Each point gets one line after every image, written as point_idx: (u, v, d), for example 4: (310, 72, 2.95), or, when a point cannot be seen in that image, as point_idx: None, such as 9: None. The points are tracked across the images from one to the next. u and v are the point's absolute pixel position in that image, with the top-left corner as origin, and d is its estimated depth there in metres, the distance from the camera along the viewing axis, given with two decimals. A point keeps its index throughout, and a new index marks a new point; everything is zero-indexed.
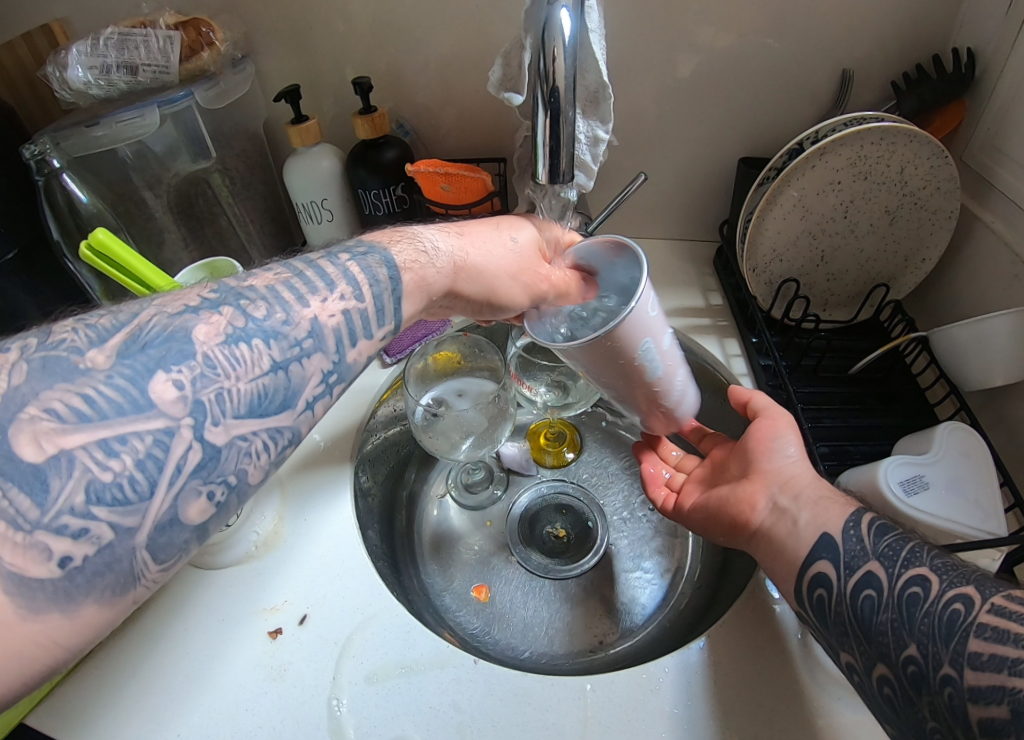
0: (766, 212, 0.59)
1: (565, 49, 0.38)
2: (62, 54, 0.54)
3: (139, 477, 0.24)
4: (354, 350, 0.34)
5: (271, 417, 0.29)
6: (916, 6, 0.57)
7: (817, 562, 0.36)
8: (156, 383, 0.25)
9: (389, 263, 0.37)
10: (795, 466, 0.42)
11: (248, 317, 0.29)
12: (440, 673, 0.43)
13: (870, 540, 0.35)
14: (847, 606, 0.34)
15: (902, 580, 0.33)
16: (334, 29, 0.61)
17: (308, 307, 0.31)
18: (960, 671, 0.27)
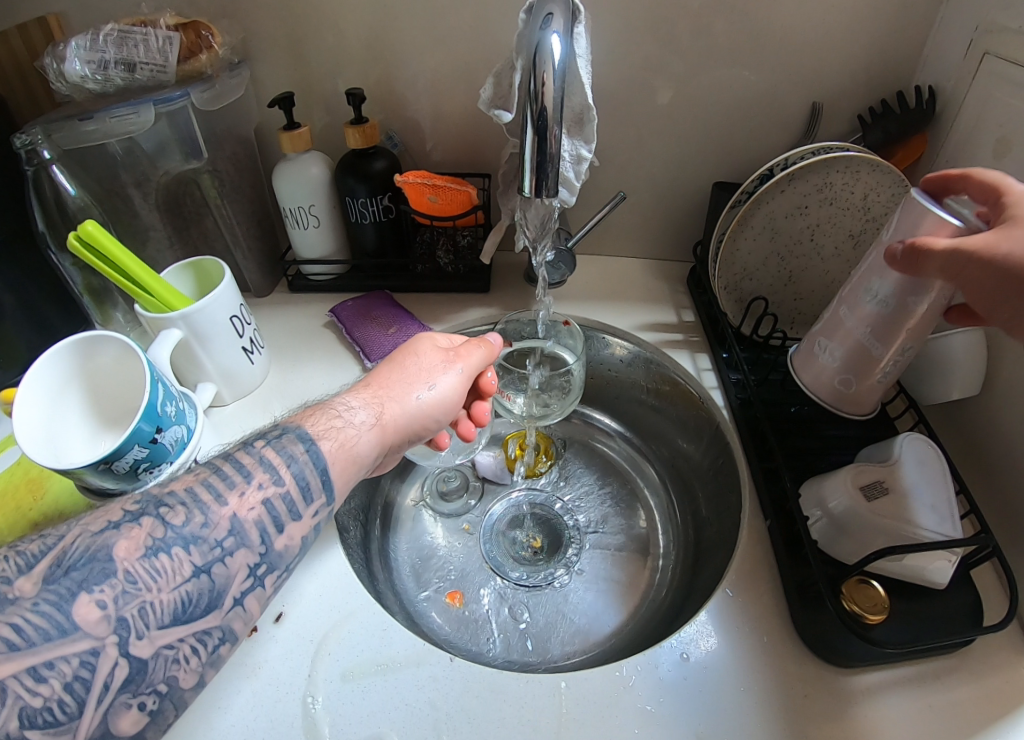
0: (738, 233, 0.62)
1: (554, 72, 0.40)
2: (61, 47, 0.55)
3: (67, 699, 0.26)
4: (284, 537, 0.35)
5: (197, 621, 0.30)
6: (878, 47, 0.62)
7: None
8: (80, 605, 0.27)
9: (305, 436, 0.38)
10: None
11: (167, 525, 0.31)
12: (417, 670, 0.44)
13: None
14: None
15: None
16: (329, 40, 0.63)
17: (227, 504, 0.33)
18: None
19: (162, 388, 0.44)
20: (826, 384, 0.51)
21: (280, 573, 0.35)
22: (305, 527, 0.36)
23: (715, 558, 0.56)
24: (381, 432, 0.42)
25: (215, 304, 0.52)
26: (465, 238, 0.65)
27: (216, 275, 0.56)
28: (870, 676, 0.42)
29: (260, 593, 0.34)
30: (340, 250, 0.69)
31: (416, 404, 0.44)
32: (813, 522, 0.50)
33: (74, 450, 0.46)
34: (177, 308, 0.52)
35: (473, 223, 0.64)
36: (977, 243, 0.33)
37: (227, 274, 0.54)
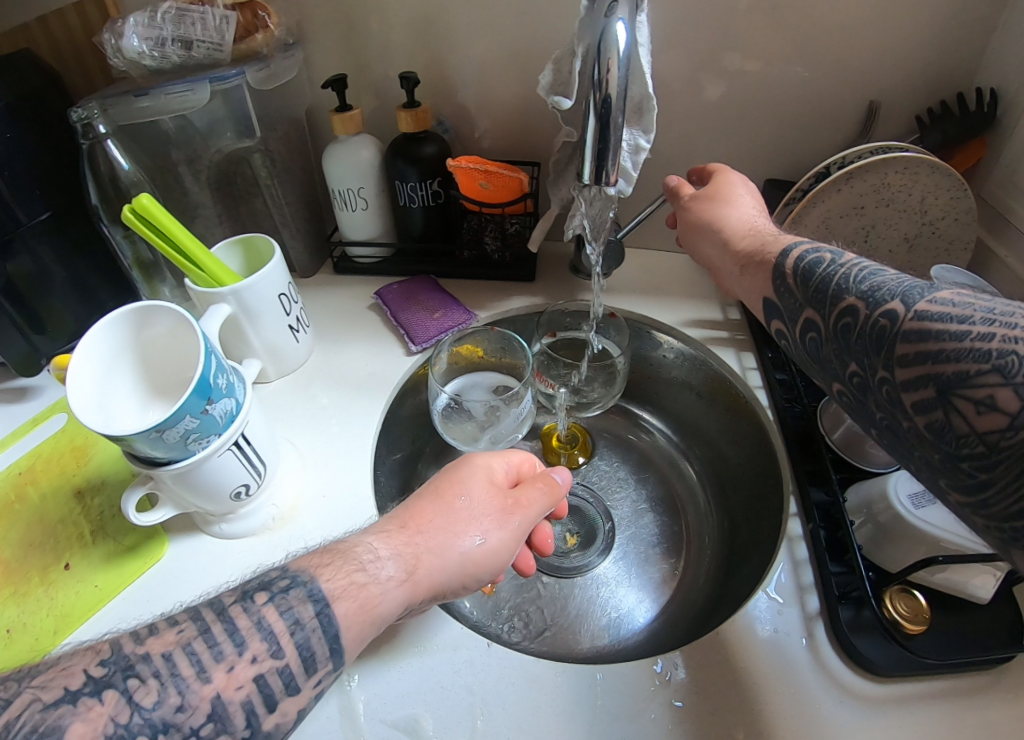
0: (790, 233, 0.59)
1: (619, 60, 0.40)
2: (119, 23, 0.55)
3: None
4: (274, 718, 0.29)
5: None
6: (942, 46, 0.60)
7: (773, 322, 0.43)
8: None
9: (316, 595, 0.32)
10: (757, 221, 0.50)
11: (133, 709, 0.26)
12: (453, 654, 0.44)
13: (801, 287, 0.39)
14: (831, 335, 0.36)
15: (837, 314, 0.35)
16: (383, 23, 0.62)
17: (211, 683, 0.28)
18: (892, 370, 0.31)
19: (216, 360, 0.44)
20: None
21: None
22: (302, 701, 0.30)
23: (754, 559, 0.56)
24: (411, 589, 0.35)
25: (263, 281, 0.52)
26: (512, 226, 0.64)
27: (265, 252, 0.57)
28: (903, 686, 0.40)
29: None
30: (387, 233, 0.69)
31: (462, 557, 0.37)
32: (858, 528, 0.48)
33: (125, 417, 0.48)
34: (225, 283, 0.52)
35: (522, 211, 0.63)
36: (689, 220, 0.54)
37: (276, 252, 0.54)
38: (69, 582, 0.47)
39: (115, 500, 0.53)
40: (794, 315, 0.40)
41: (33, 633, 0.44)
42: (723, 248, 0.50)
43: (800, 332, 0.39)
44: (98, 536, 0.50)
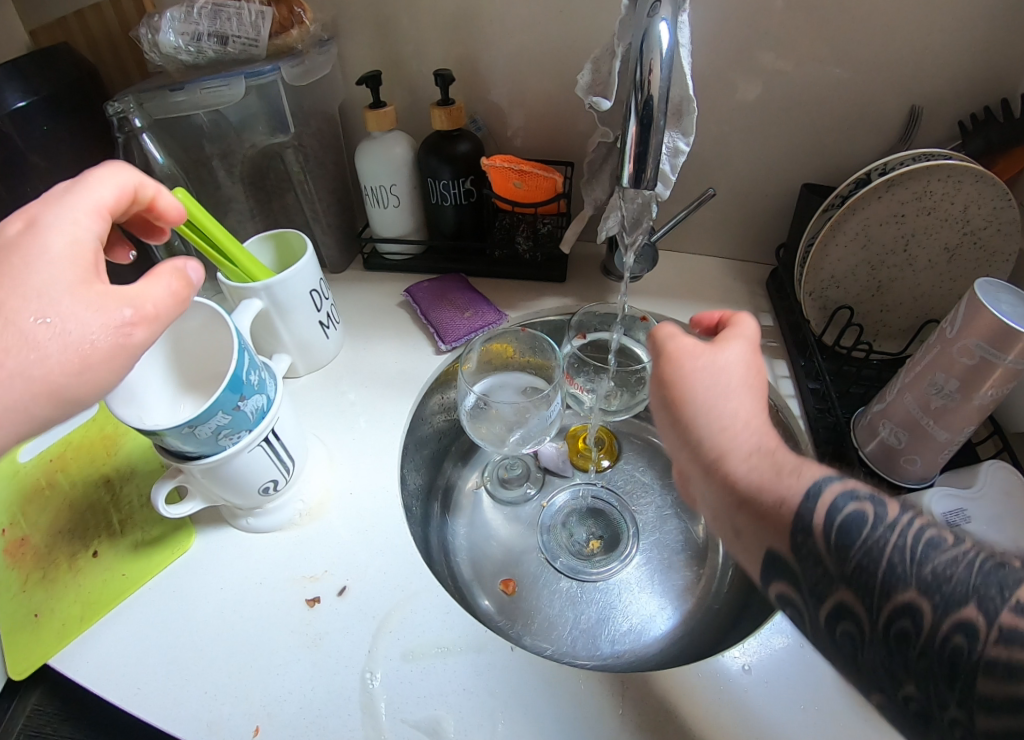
0: (830, 238, 0.59)
1: (661, 61, 0.39)
2: (157, 18, 0.56)
3: None
4: None
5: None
6: (991, 50, 0.58)
7: (774, 584, 0.30)
8: None
9: None
10: (729, 417, 0.34)
11: None
12: (476, 656, 0.43)
13: (835, 560, 0.27)
14: (821, 636, 0.28)
15: (884, 613, 0.25)
16: (418, 19, 0.62)
17: None
18: (972, 719, 0.22)
19: (249, 355, 0.44)
20: (917, 422, 0.48)
21: None
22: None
23: None
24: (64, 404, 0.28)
25: (296, 276, 0.53)
26: (545, 226, 0.64)
27: (297, 249, 0.57)
28: None
29: None
30: (417, 230, 0.69)
31: (77, 349, 0.28)
32: None
33: (158, 411, 0.48)
34: (257, 278, 0.53)
35: (555, 211, 0.63)
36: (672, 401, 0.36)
37: (308, 249, 0.54)
38: (96, 570, 0.48)
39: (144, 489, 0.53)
40: (810, 585, 0.28)
41: (61, 618, 0.45)
42: (669, 402, 0.36)
43: (825, 626, 0.27)
44: (126, 525, 0.51)
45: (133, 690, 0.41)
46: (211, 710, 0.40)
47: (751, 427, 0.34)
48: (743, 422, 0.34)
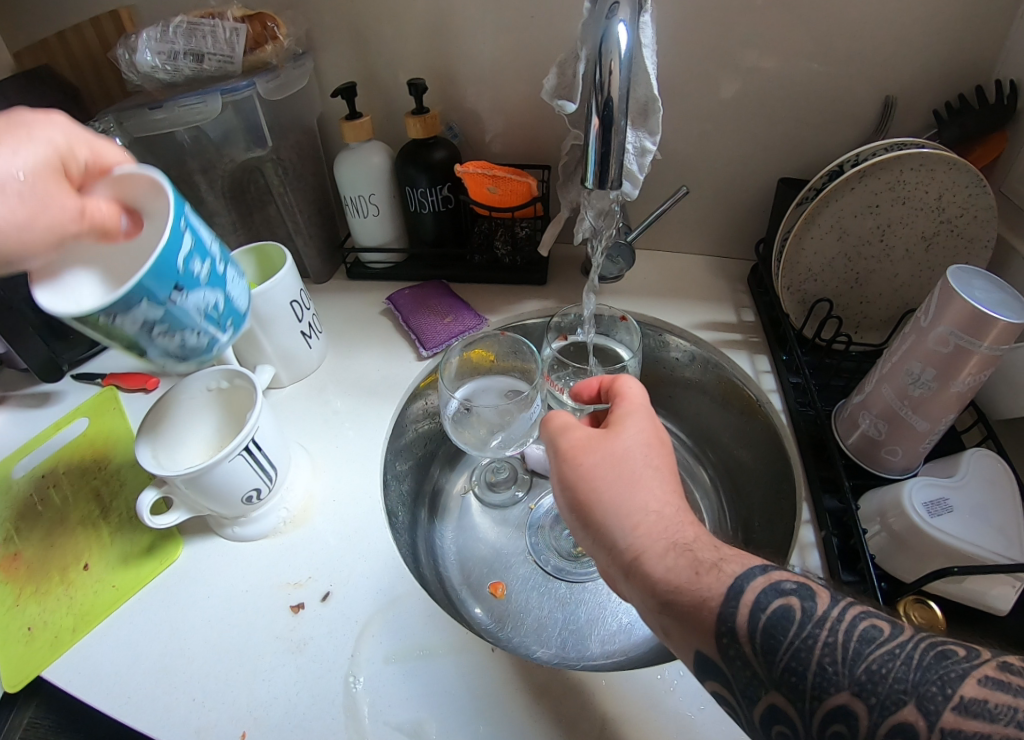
0: (804, 232, 0.59)
1: (621, 62, 0.39)
2: (133, 39, 0.57)
3: None
4: None
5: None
6: (960, 39, 0.58)
7: (708, 680, 0.30)
8: None
9: None
10: (643, 512, 0.34)
11: None
12: (458, 659, 0.44)
13: (762, 663, 0.27)
14: (759, 730, 0.28)
15: (818, 717, 0.25)
16: (392, 30, 0.63)
17: None
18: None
19: (190, 237, 0.35)
20: (895, 411, 0.48)
21: None
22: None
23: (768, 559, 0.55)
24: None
25: (276, 288, 0.53)
26: (522, 230, 0.65)
27: (277, 261, 0.58)
28: None
29: None
30: (399, 239, 0.69)
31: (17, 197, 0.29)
32: (871, 536, 0.48)
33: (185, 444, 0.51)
34: None
35: (532, 215, 0.63)
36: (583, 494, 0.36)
37: (288, 260, 0.55)
38: (88, 581, 0.48)
39: (133, 501, 0.54)
40: (745, 691, 0.28)
41: (54, 630, 0.46)
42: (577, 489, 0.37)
43: (763, 726, 0.28)
44: (116, 536, 0.51)
45: (120, 700, 0.42)
46: (198, 717, 0.41)
47: (663, 520, 0.33)
48: (652, 514, 0.34)
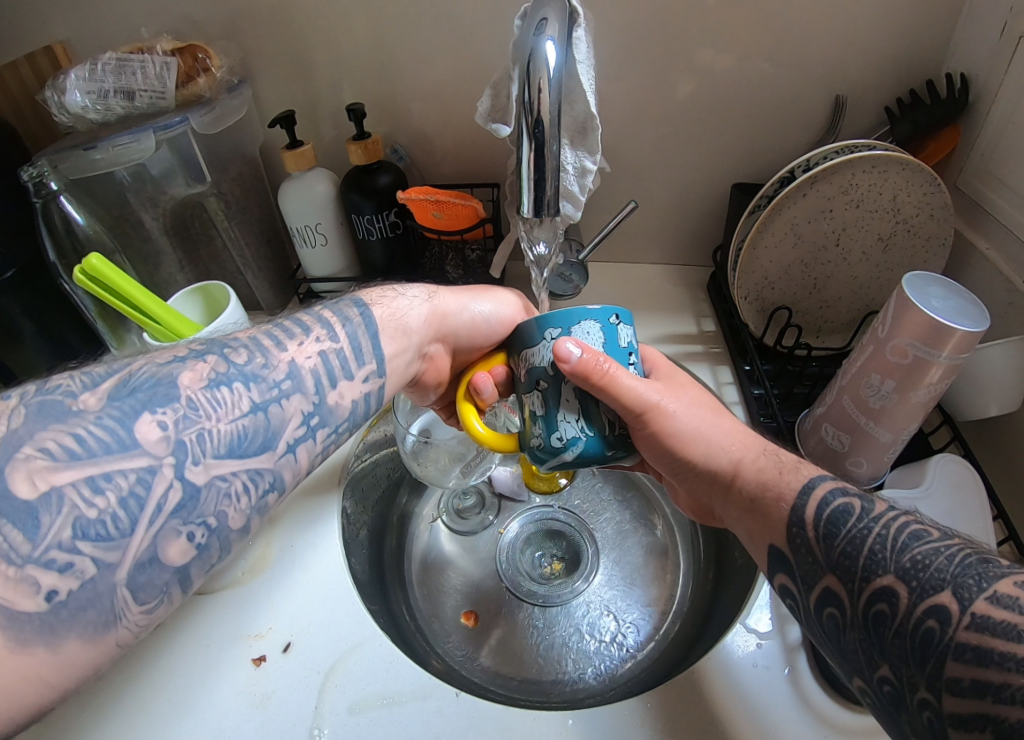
0: (758, 240, 0.58)
1: (550, 80, 0.37)
2: (61, 79, 0.55)
3: (120, 514, 0.26)
4: (336, 395, 0.38)
5: (250, 457, 0.32)
6: (905, 36, 0.58)
7: (775, 573, 0.35)
8: (140, 424, 0.29)
9: (360, 304, 0.44)
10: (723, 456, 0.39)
11: (230, 363, 0.34)
12: (423, 704, 0.42)
13: (822, 549, 0.31)
14: (815, 619, 0.32)
15: (864, 596, 0.28)
16: (332, 54, 0.62)
17: (286, 352, 0.36)
18: (938, 697, 0.24)
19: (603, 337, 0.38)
20: (855, 423, 0.47)
21: (331, 432, 0.38)
22: (355, 388, 0.40)
23: (738, 570, 0.54)
24: (430, 312, 0.48)
25: (221, 329, 0.52)
26: (473, 252, 0.64)
27: (221, 299, 0.56)
28: None
29: (312, 446, 0.36)
30: (350, 267, 0.68)
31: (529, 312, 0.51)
32: None
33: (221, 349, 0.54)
34: (184, 335, 0.52)
35: (483, 236, 0.63)
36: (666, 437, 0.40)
37: (232, 297, 0.54)
38: None
39: None
40: (806, 577, 0.32)
41: None
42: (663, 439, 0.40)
43: (816, 610, 0.31)
44: None
45: None
46: None
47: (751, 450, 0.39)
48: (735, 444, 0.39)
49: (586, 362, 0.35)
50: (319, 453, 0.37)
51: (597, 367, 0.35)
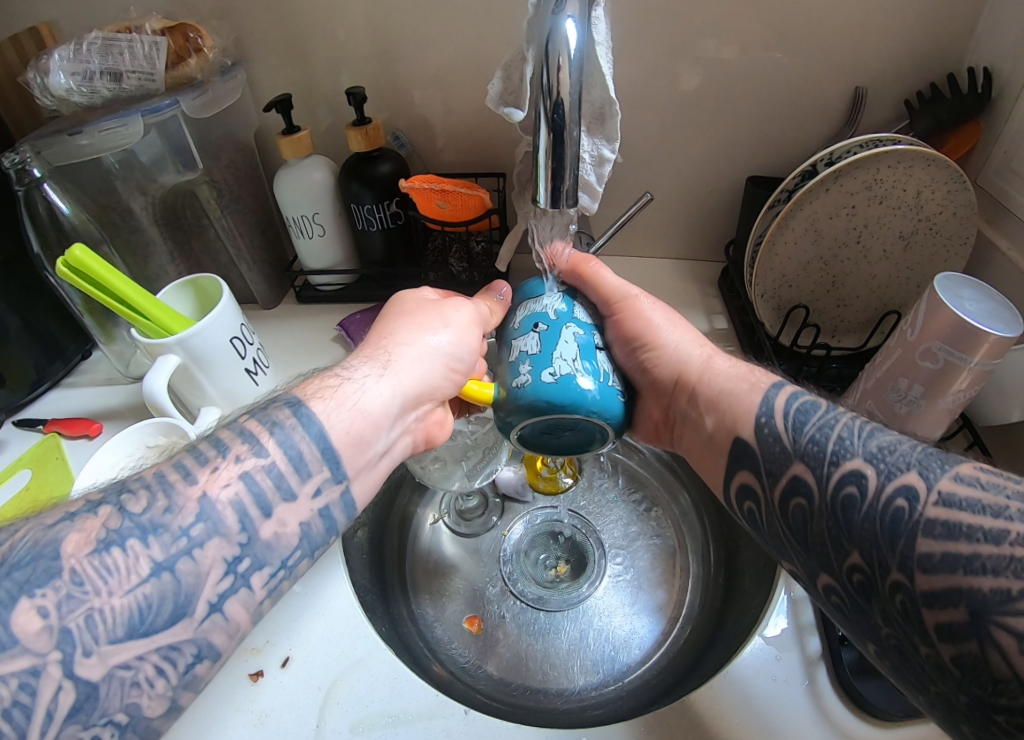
0: (777, 236, 0.56)
1: (570, 63, 0.35)
2: (44, 60, 0.51)
3: (4, 731, 0.23)
4: (270, 527, 0.32)
5: (160, 634, 0.27)
6: (929, 25, 0.56)
7: (740, 474, 0.38)
8: (18, 614, 0.24)
9: (293, 403, 0.36)
10: (689, 356, 0.45)
11: (126, 514, 0.29)
12: (429, 724, 0.40)
13: (791, 441, 0.34)
14: (778, 514, 0.35)
15: (835, 481, 0.31)
16: (331, 36, 0.59)
17: (196, 484, 0.31)
18: (910, 575, 0.25)
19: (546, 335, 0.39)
20: (876, 424, 0.46)
21: (272, 571, 0.32)
22: (300, 508, 0.33)
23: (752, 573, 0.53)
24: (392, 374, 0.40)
25: (214, 325, 0.49)
26: (479, 243, 0.62)
27: (214, 293, 0.54)
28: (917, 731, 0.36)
29: (246, 596, 0.31)
30: (348, 259, 0.66)
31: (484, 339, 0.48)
32: None
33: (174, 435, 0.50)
34: (174, 331, 0.49)
35: (487, 228, 0.61)
36: (643, 331, 0.46)
37: (225, 291, 0.51)
38: None
39: None
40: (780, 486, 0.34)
41: None
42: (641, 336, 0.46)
43: (783, 504, 0.34)
44: None
45: None
46: None
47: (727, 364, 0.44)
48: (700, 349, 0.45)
49: (575, 260, 0.48)
50: (258, 602, 0.32)
51: (585, 262, 0.48)
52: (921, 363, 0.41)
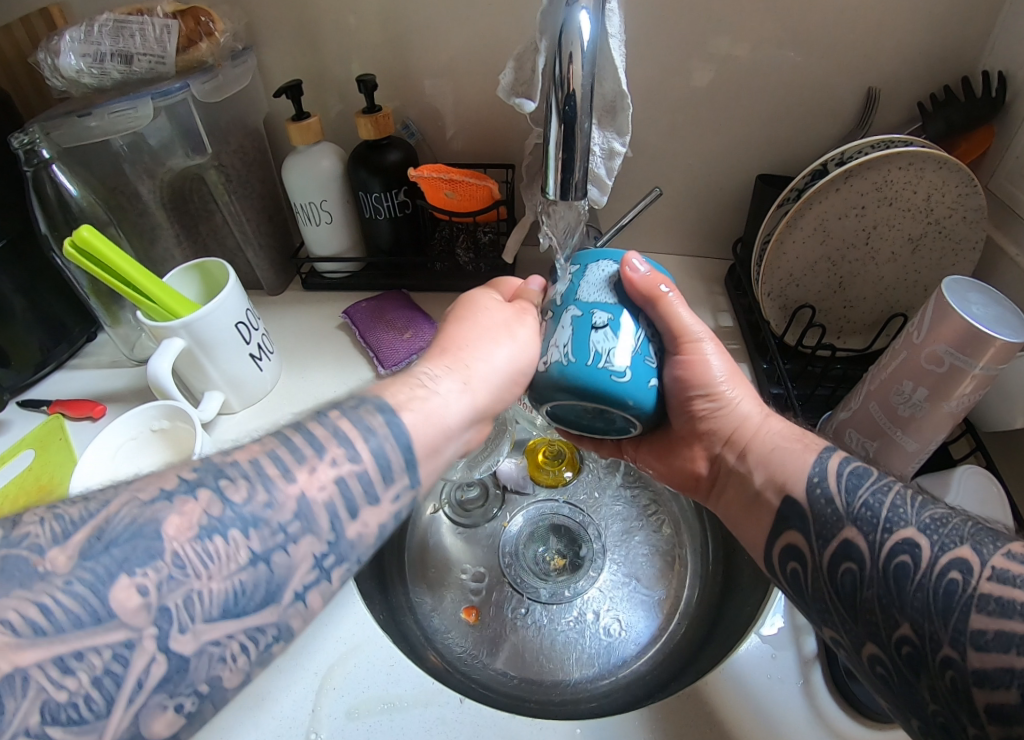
0: (786, 234, 0.55)
1: (583, 54, 0.34)
2: (55, 40, 0.51)
3: (95, 694, 0.23)
4: (357, 525, 0.31)
5: (250, 616, 0.27)
6: (945, 27, 0.55)
7: (785, 533, 0.37)
8: (117, 589, 0.25)
9: (384, 407, 0.34)
10: (747, 412, 0.43)
11: (226, 502, 0.28)
12: (424, 711, 0.40)
13: (843, 501, 0.34)
14: (826, 580, 0.33)
15: (886, 546, 0.30)
16: (342, 23, 0.58)
17: (294, 481, 0.30)
18: (962, 652, 0.25)
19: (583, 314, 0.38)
20: (880, 427, 0.45)
21: (351, 568, 0.32)
22: (384, 513, 0.32)
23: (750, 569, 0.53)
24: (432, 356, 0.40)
25: (219, 309, 0.49)
26: (485, 234, 0.62)
27: (221, 278, 0.54)
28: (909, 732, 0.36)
29: (326, 589, 0.30)
30: (354, 247, 0.66)
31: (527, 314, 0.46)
32: None
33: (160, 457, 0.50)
34: (180, 314, 0.49)
35: (495, 219, 0.60)
36: (705, 382, 0.42)
37: (231, 276, 0.51)
38: None
39: None
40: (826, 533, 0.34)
41: None
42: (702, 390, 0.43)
43: (829, 567, 0.33)
44: None
45: None
46: None
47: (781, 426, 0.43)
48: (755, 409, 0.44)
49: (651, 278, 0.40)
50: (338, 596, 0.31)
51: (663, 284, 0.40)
52: (926, 369, 0.41)
